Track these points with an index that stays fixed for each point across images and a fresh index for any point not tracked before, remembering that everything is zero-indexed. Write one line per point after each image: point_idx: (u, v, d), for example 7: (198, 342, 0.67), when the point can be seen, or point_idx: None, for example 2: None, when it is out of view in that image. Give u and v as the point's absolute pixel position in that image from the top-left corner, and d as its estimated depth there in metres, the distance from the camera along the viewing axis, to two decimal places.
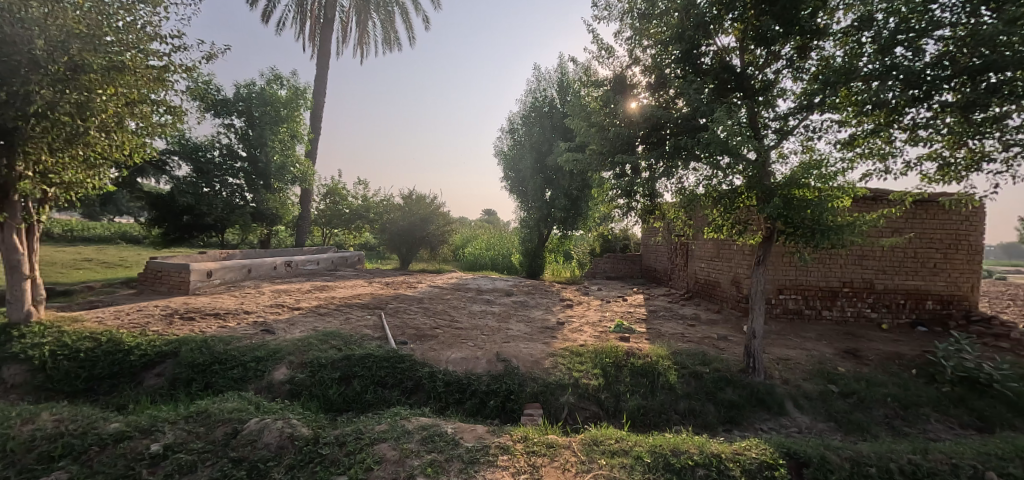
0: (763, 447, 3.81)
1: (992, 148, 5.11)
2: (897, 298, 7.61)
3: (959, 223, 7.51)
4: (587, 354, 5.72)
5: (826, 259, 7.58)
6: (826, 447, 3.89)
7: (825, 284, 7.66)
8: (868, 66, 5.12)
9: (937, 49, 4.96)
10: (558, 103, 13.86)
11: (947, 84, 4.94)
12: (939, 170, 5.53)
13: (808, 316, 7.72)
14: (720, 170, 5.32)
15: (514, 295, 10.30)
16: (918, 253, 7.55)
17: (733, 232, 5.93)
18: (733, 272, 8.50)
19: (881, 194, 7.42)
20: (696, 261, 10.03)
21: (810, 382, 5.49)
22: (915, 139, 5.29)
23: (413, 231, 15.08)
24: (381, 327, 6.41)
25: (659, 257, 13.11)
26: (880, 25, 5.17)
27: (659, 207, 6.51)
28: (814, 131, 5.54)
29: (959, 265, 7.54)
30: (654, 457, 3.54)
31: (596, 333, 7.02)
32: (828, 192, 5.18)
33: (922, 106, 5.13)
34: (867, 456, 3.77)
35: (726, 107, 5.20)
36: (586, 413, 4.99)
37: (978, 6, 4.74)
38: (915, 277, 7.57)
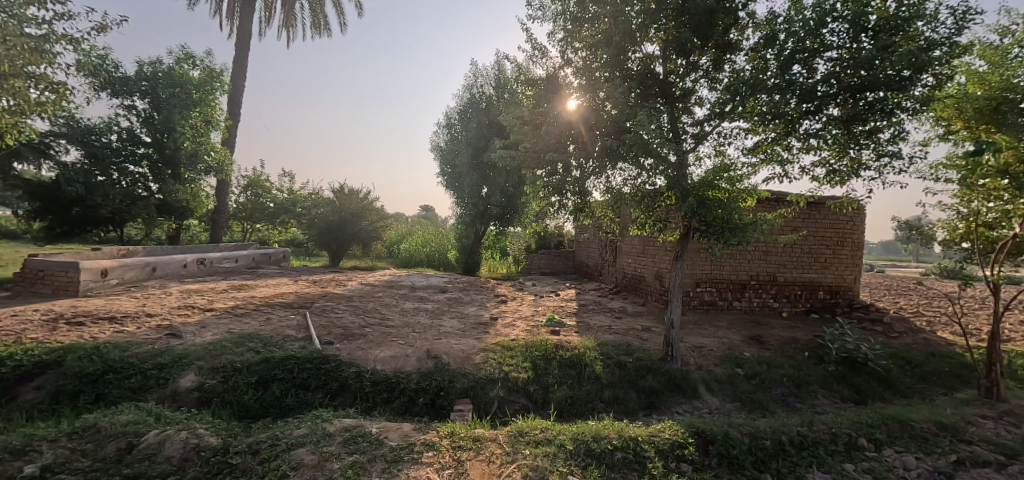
0: (675, 428, 4.12)
1: (868, 157, 5.84)
2: (795, 289, 8.49)
3: (844, 222, 8.54)
4: (517, 349, 5.83)
5: (736, 255, 8.29)
6: (730, 425, 4.27)
7: (736, 277, 8.38)
8: (771, 80, 5.66)
9: (827, 68, 5.57)
10: (495, 99, 13.91)
11: (834, 100, 5.57)
12: (827, 175, 6.22)
13: (720, 306, 8.41)
14: (643, 171, 5.65)
15: (448, 292, 10.24)
16: (812, 249, 8.47)
17: (654, 228, 6.33)
18: (656, 267, 9.03)
19: (782, 196, 8.25)
20: (624, 257, 10.54)
21: (720, 366, 6.00)
22: (809, 147, 5.91)
23: (345, 227, 14.48)
24: (304, 328, 6.11)
25: (590, 253, 13.62)
26: (781, 44, 5.70)
27: (589, 206, 6.80)
28: (725, 137, 6.05)
29: (843, 260, 8.58)
30: (576, 444, 3.70)
31: (528, 327, 7.17)
32: (737, 193, 5.65)
33: (814, 118, 5.74)
34: (764, 431, 4.19)
35: (648, 111, 5.50)
36: (515, 405, 5.09)
37: (858, 32, 5.39)
38: (809, 270, 8.50)
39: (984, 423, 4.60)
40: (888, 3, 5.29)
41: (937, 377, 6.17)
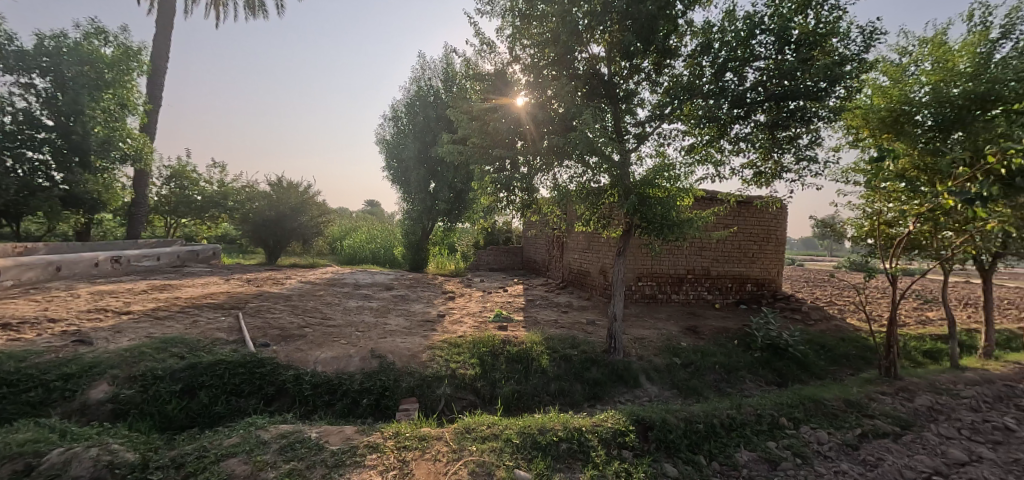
0: (617, 417, 4.28)
1: (789, 160, 6.34)
2: (726, 282, 9.07)
3: (769, 220, 9.23)
4: (465, 345, 5.82)
5: (674, 250, 8.73)
6: (668, 411, 4.51)
7: (674, 271, 8.83)
8: (706, 86, 6.00)
9: (755, 76, 5.97)
10: (442, 93, 13.70)
11: (761, 107, 5.99)
12: (755, 176, 6.69)
13: (660, 299, 8.83)
14: (588, 169, 5.79)
15: (394, 289, 10.00)
16: (742, 245, 9.09)
17: (598, 225, 6.53)
18: (600, 262, 9.32)
19: (715, 195, 8.78)
20: (570, 253, 10.77)
21: (659, 356, 6.30)
22: (739, 149, 6.32)
23: (283, 222, 13.72)
24: (237, 330, 5.73)
25: (538, 249, 13.80)
26: (715, 52, 6.04)
27: (537, 203, 6.89)
28: (665, 138, 6.33)
29: (768, 255, 9.27)
30: (522, 438, 3.75)
31: (475, 324, 7.16)
32: (676, 192, 5.94)
33: (744, 123, 6.14)
34: (698, 415, 4.46)
35: (593, 111, 5.65)
36: (463, 402, 5.07)
37: (782, 45, 5.82)
38: (739, 265, 9.11)
39: (883, 399, 5.15)
40: (809, 19, 5.75)
41: (846, 360, 6.84)
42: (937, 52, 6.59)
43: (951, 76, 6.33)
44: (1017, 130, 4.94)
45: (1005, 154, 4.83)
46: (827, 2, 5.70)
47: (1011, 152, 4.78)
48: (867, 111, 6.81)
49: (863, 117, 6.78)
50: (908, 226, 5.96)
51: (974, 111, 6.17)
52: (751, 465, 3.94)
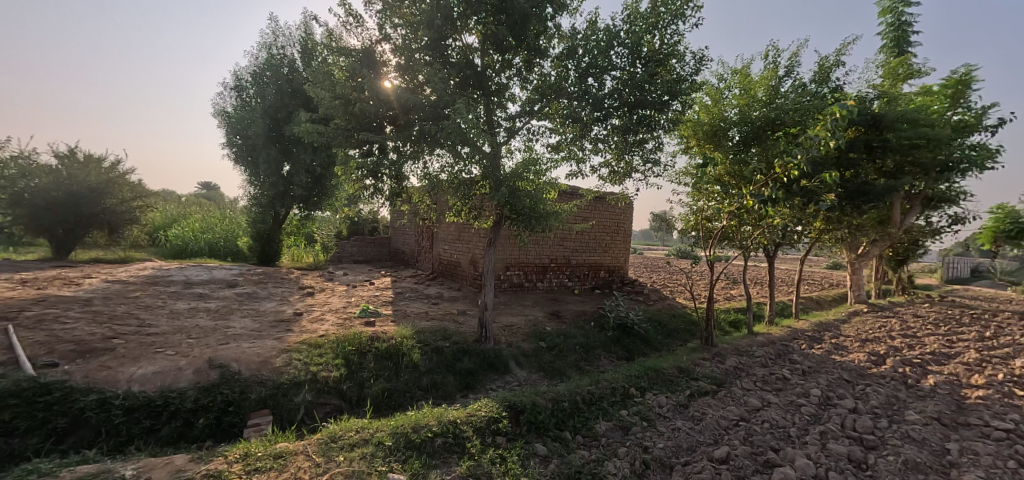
0: (490, 405, 4.36)
1: (637, 161, 7.11)
2: (584, 269, 9.90)
3: (619, 214, 10.31)
4: (327, 345, 5.33)
5: (539, 241, 9.21)
6: (536, 394, 4.73)
7: (539, 261, 9.32)
8: (571, 87, 6.39)
9: (612, 84, 6.53)
10: (299, 65, 12.25)
11: (616, 112, 6.58)
12: (610, 174, 7.37)
13: (526, 287, 9.24)
14: (460, 159, 5.73)
15: (238, 286, 8.70)
16: (597, 236, 10.00)
17: (469, 216, 6.53)
18: (471, 252, 9.38)
19: (576, 190, 9.47)
20: (440, 243, 10.64)
21: (526, 342, 6.60)
22: (597, 149, 6.88)
23: (78, 205, 10.90)
24: (5, 348, 4.37)
25: (406, 240, 13.36)
26: (579, 57, 6.45)
27: (406, 191, 6.61)
28: (533, 134, 6.57)
29: (618, 246, 10.38)
30: (395, 438, 3.58)
31: (338, 321, 6.61)
32: (542, 185, 6.24)
33: (602, 125, 6.67)
34: (563, 394, 4.77)
35: (467, 101, 5.59)
36: (326, 408, 4.65)
37: (634, 58, 6.48)
38: (594, 254, 10.01)
39: (705, 363, 6.15)
40: (656, 39, 6.48)
41: (677, 333, 8.01)
42: (744, 81, 8.08)
43: (753, 101, 7.82)
44: (794, 148, 6.30)
45: (787, 166, 6.11)
46: (670, 26, 6.49)
47: (791, 164, 6.08)
48: (696, 124, 8.01)
49: (693, 129, 7.96)
50: (721, 221, 7.09)
51: (767, 130, 7.68)
52: (608, 433, 4.31)
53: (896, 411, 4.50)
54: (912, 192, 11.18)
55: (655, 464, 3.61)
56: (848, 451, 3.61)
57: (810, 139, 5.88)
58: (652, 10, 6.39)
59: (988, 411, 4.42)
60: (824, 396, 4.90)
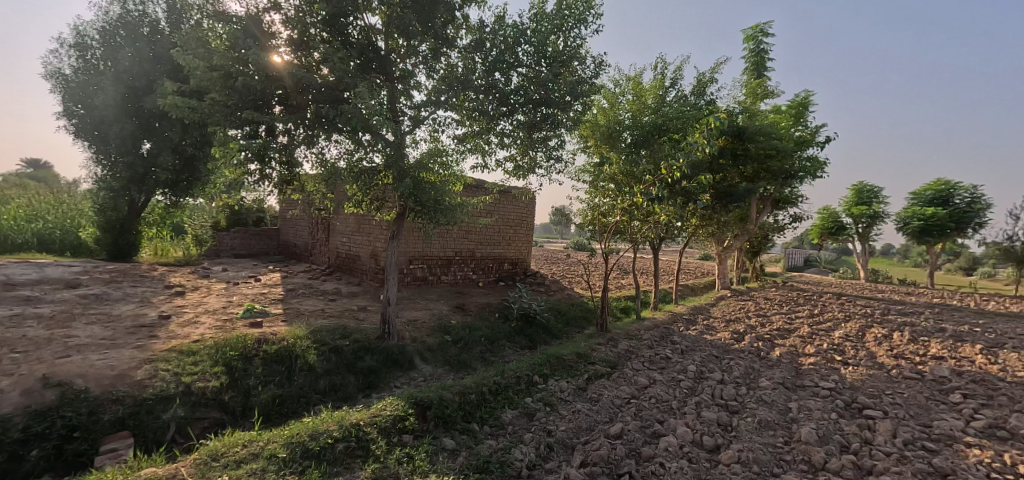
0: (396, 404, 4.20)
1: (541, 158, 7.32)
2: (488, 262, 9.99)
3: (522, 208, 10.58)
4: (203, 352, 4.70)
5: (443, 234, 9.07)
6: (443, 388, 4.67)
7: (443, 254, 9.18)
8: (478, 80, 6.34)
9: (518, 80, 6.62)
10: (165, 27, 10.50)
11: (522, 108, 6.69)
12: (515, 169, 7.50)
13: (430, 281, 9.05)
14: (361, 146, 5.39)
15: (82, 287, 7.28)
16: (501, 229, 10.15)
17: (370, 207, 6.19)
18: (371, 245, 8.93)
19: (481, 183, 9.50)
20: (338, 236, 9.98)
21: (432, 336, 6.47)
22: (502, 143, 6.94)
23: None
24: None
25: (298, 232, 12.32)
26: (486, 51, 6.43)
27: (298, 179, 6.06)
28: (439, 124, 6.42)
29: (521, 239, 10.64)
30: (290, 449, 3.30)
31: (217, 323, 5.86)
32: (447, 177, 6.15)
33: (508, 121, 6.74)
34: (470, 386, 4.77)
35: (369, 86, 5.27)
36: (204, 423, 4.11)
37: (540, 57, 6.63)
38: (498, 247, 10.16)
39: (601, 348, 6.57)
40: (560, 40, 6.71)
41: (575, 321, 8.46)
42: (636, 89, 8.79)
43: (643, 108, 8.56)
44: (677, 152, 6.99)
45: (671, 168, 6.76)
46: (572, 30, 6.76)
47: (674, 166, 6.73)
48: (595, 125, 8.50)
49: (592, 130, 8.43)
50: (616, 217, 7.61)
51: (655, 135, 8.41)
52: (514, 421, 4.37)
53: (753, 379, 5.22)
54: (765, 195, 13.11)
55: (558, 446, 3.77)
56: (718, 416, 4.07)
57: (691, 145, 6.56)
58: (557, 13, 6.60)
59: (818, 373, 5.32)
60: (698, 371, 5.51)
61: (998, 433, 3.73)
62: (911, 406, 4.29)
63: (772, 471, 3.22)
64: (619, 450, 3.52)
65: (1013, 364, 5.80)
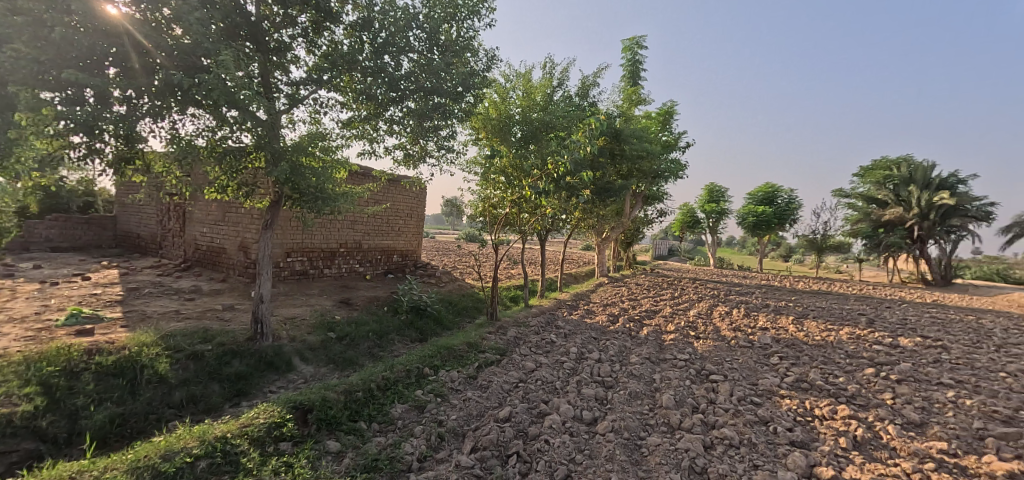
0: (270, 410, 3.86)
1: (432, 148, 7.21)
2: (376, 254, 9.58)
3: (412, 199, 10.34)
4: (10, 370, 3.82)
5: (326, 224, 8.46)
6: (326, 388, 4.40)
7: (326, 246, 8.56)
8: (365, 62, 5.98)
9: (409, 66, 6.39)
10: None
11: (412, 95, 6.48)
12: (404, 157, 7.28)
13: (311, 275, 8.37)
14: (226, 123, 4.77)
15: None
16: (390, 220, 9.81)
17: (237, 193, 5.52)
18: (239, 237, 7.99)
19: (368, 171, 9.05)
20: (196, 226, 8.74)
21: (313, 335, 6.02)
22: (391, 130, 6.67)
23: None
24: None
25: (143, 220, 10.49)
26: (375, 31, 6.09)
27: (142, 156, 5.17)
28: (320, 105, 5.97)
29: (410, 230, 10.40)
30: (136, 475, 2.87)
31: (29, 333, 4.78)
32: (331, 163, 5.78)
33: (397, 108, 6.49)
34: (356, 384, 4.56)
35: (235, 55, 4.67)
36: (11, 457, 3.36)
37: (431, 45, 6.47)
38: (387, 238, 9.79)
39: (491, 336, 6.74)
40: (452, 29, 6.64)
41: (466, 311, 8.52)
42: (526, 86, 9.12)
43: (532, 105, 8.95)
44: (563, 149, 7.41)
45: (557, 164, 7.15)
46: (464, 20, 6.73)
47: (559, 162, 7.12)
48: (486, 118, 8.62)
49: (483, 122, 8.55)
50: (506, 209, 7.81)
51: (543, 132, 8.79)
52: (404, 415, 4.28)
53: (625, 356, 5.80)
54: (636, 191, 14.54)
55: (448, 434, 3.80)
56: (595, 392, 4.45)
57: (574, 144, 7.02)
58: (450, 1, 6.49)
59: (676, 347, 6.11)
60: (579, 352, 5.95)
61: (802, 385, 4.65)
62: (744, 369, 5.15)
63: (639, 435, 3.64)
64: (507, 432, 3.67)
65: (814, 331, 7.27)
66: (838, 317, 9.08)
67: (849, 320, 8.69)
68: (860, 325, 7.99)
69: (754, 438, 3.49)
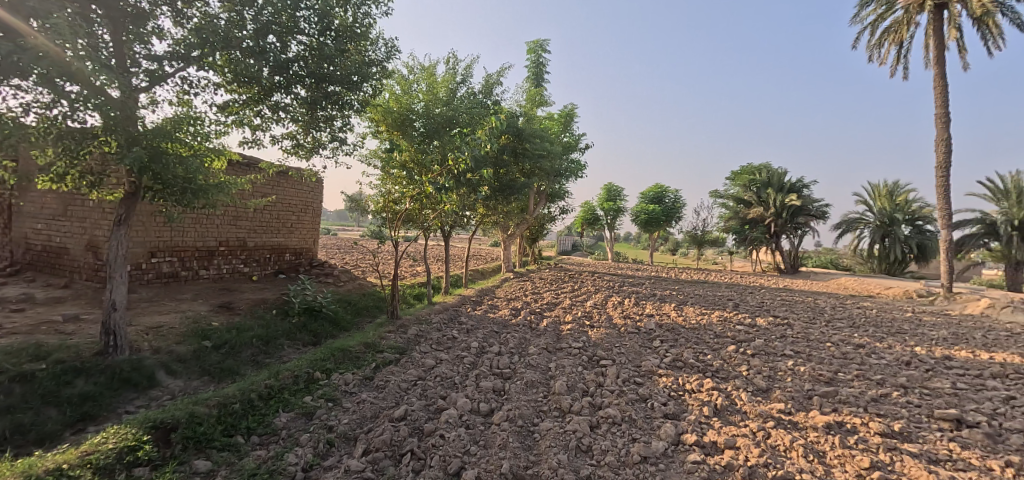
0: (123, 432, 3.37)
1: (326, 139, 6.77)
2: (264, 253, 8.76)
3: (306, 193, 9.66)
4: None
5: (201, 219, 7.56)
6: (195, 403, 3.94)
7: (202, 244, 7.65)
8: (245, 40, 5.39)
9: (297, 50, 5.89)
10: None
11: (301, 81, 6.00)
12: (293, 147, 6.72)
13: (183, 278, 7.40)
14: (63, 99, 4.01)
15: None
16: (280, 215, 9.05)
17: (80, 182, 4.68)
18: (87, 235, 6.81)
19: (253, 162, 8.28)
20: (28, 222, 7.27)
21: (182, 345, 5.34)
22: (278, 118, 6.14)
23: None
24: None
25: None
26: (258, 8, 5.47)
27: None
28: (190, 85, 5.29)
29: (304, 227, 9.69)
30: None
31: None
32: (204, 151, 5.10)
33: (284, 94, 5.97)
34: (232, 396, 4.15)
35: (74, 19, 3.93)
36: None
37: (324, 29, 6.01)
38: (277, 235, 9.02)
39: (390, 336, 6.53)
40: (348, 14, 6.26)
41: (366, 311, 8.15)
42: (429, 79, 8.97)
43: (435, 100, 8.69)
44: (464, 145, 7.42)
45: (458, 160, 7.14)
46: (361, 7, 6.41)
47: (460, 159, 7.11)
48: (386, 110, 8.36)
49: (383, 115, 8.36)
50: (406, 205, 7.60)
51: (446, 127, 8.68)
52: (290, 423, 3.97)
53: (524, 347, 5.99)
54: (540, 189, 15.03)
55: (339, 440, 3.62)
56: (493, 384, 4.54)
57: (475, 141, 7.05)
58: None
59: (572, 336, 6.46)
60: (480, 346, 6.02)
61: (678, 364, 5.19)
62: (631, 353, 5.59)
63: (532, 422, 3.78)
64: (402, 431, 3.58)
65: (690, 316, 8.14)
66: (710, 302, 10.27)
67: (719, 305, 9.87)
68: (727, 309, 9.12)
69: (634, 415, 3.82)
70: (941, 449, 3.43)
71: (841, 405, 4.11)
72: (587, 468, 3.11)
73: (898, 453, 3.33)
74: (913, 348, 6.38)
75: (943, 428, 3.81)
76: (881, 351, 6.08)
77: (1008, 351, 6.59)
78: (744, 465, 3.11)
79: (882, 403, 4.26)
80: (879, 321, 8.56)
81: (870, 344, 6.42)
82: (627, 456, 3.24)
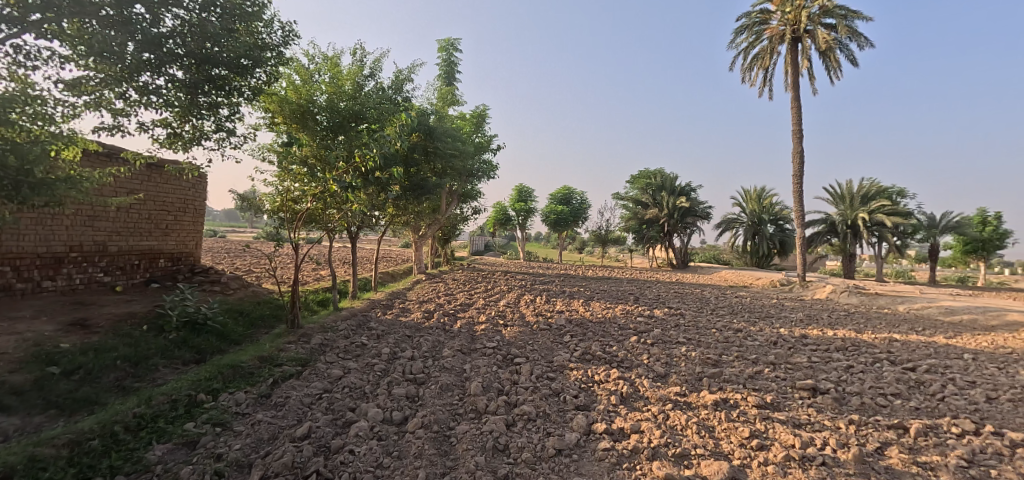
0: None
1: (209, 129, 6.02)
2: (131, 258, 7.57)
3: (186, 189, 8.54)
4: None
5: (43, 220, 6.33)
6: (36, 445, 3.28)
7: (45, 250, 6.41)
8: (103, 8, 4.57)
9: (172, 25, 5.14)
10: None
11: (177, 61, 5.26)
12: (166, 136, 5.88)
13: (19, 291, 6.12)
14: None
15: None
16: (151, 215, 7.89)
17: None
18: None
19: (116, 152, 7.13)
20: None
21: (18, 373, 4.39)
22: (149, 102, 5.33)
23: None
24: None
25: None
26: None
27: None
28: (26, 57, 4.37)
29: (183, 228, 8.53)
30: None
31: None
32: (46, 138, 4.22)
33: (156, 74, 5.18)
34: (88, 431, 3.53)
35: None
36: None
37: (207, 4, 5.32)
38: (148, 238, 7.84)
39: (290, 347, 5.99)
40: None
41: (260, 321, 7.39)
42: (332, 69, 8.42)
43: (339, 92, 8.19)
44: (372, 141, 7.04)
45: (365, 157, 6.73)
46: None
47: (368, 156, 6.70)
48: (283, 101, 7.71)
49: (280, 105, 7.71)
50: (308, 204, 7.04)
51: (351, 122, 8.18)
52: (168, 456, 3.46)
53: (437, 351, 5.84)
54: (452, 189, 14.89)
55: (229, 469, 3.22)
56: (406, 391, 4.36)
57: (384, 138, 6.74)
58: None
59: (486, 336, 6.47)
60: (391, 352, 5.76)
61: (587, 357, 5.42)
62: (543, 350, 5.74)
63: (447, 426, 3.70)
64: (305, 451, 3.30)
65: (597, 311, 8.58)
66: (614, 297, 10.96)
67: (622, 299, 10.56)
68: (629, 303, 9.78)
69: (548, 410, 3.92)
70: (802, 414, 3.98)
71: (725, 384, 4.61)
72: (504, 467, 3.11)
73: (770, 421, 3.81)
74: (778, 329, 7.37)
75: (803, 396, 4.44)
76: (755, 333, 6.93)
77: (847, 328, 7.90)
78: (648, 447, 3.33)
79: (758, 379, 4.85)
80: (752, 308, 9.77)
81: (746, 328, 7.28)
82: (542, 450, 3.30)
